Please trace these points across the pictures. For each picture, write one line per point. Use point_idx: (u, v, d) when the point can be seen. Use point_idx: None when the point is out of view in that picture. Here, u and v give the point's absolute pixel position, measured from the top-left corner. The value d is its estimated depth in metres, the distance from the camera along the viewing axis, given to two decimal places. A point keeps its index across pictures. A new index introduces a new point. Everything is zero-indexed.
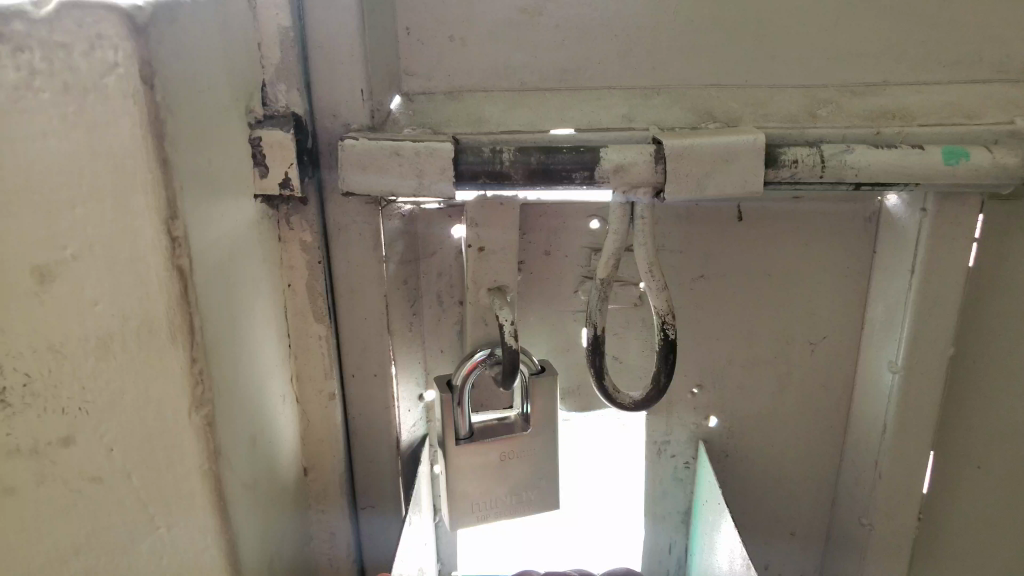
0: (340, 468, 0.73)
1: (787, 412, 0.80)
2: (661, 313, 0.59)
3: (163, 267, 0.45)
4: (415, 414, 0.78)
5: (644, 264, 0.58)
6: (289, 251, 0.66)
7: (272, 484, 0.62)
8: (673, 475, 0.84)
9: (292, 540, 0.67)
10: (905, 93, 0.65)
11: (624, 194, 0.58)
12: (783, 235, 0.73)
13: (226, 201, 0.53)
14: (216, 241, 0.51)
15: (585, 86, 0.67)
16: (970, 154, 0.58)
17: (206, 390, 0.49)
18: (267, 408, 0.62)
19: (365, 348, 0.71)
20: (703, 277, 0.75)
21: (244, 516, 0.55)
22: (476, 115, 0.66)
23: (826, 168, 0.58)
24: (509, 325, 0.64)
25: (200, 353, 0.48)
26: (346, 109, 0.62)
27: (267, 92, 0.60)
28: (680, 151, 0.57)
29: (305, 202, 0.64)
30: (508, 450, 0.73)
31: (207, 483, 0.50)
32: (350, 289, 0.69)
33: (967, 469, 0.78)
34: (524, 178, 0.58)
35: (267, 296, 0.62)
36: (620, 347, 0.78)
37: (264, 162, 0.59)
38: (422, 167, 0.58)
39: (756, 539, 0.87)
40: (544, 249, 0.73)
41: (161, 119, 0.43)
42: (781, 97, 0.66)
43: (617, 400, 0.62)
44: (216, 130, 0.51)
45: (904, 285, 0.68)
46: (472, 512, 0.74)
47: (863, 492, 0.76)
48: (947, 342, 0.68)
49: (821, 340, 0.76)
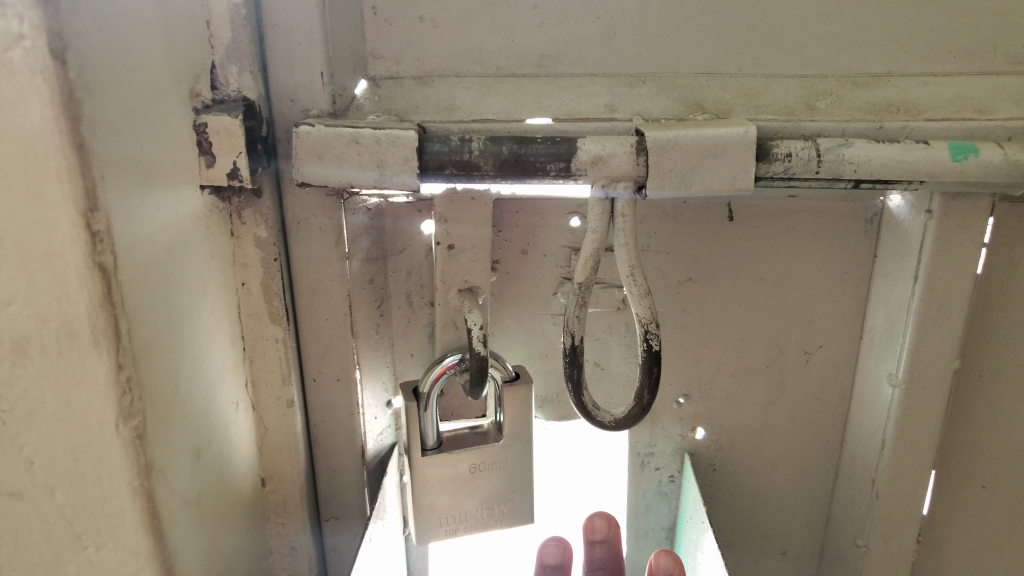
0: (301, 481, 0.69)
1: (779, 424, 0.76)
2: (643, 321, 0.54)
3: (84, 264, 0.40)
4: (383, 421, 0.74)
5: (626, 266, 0.53)
6: (242, 247, 0.61)
7: (221, 496, 0.58)
8: (657, 488, 0.79)
9: (245, 556, 0.62)
10: (910, 84, 0.60)
11: (603, 189, 0.53)
12: (776, 235, 0.68)
13: (163, 191, 0.48)
14: (150, 236, 0.46)
15: (565, 73, 0.62)
16: (980, 151, 0.54)
17: (136, 399, 0.44)
18: (215, 416, 0.57)
19: (327, 351, 0.67)
20: (690, 280, 0.70)
21: (186, 535, 0.51)
22: (446, 102, 0.61)
23: (822, 163, 0.54)
24: (478, 329, 0.60)
25: (128, 360, 0.43)
26: (304, 94, 0.58)
27: (217, 75, 0.55)
28: (664, 143, 0.52)
29: (259, 194, 0.59)
30: (480, 463, 0.69)
31: (139, 501, 0.46)
32: (311, 288, 0.65)
33: (969, 489, 0.73)
34: (495, 170, 0.53)
35: (216, 294, 0.58)
36: (602, 353, 0.74)
37: (211, 150, 0.54)
38: (383, 156, 0.53)
39: (745, 558, 0.82)
40: (521, 248, 0.69)
41: (76, 98, 0.38)
42: (776, 88, 0.61)
43: (597, 419, 0.57)
44: (150, 113, 0.46)
45: (907, 292, 0.63)
46: (440, 525, 0.70)
47: (859, 511, 0.72)
48: (952, 355, 0.64)
49: (816, 349, 0.72)
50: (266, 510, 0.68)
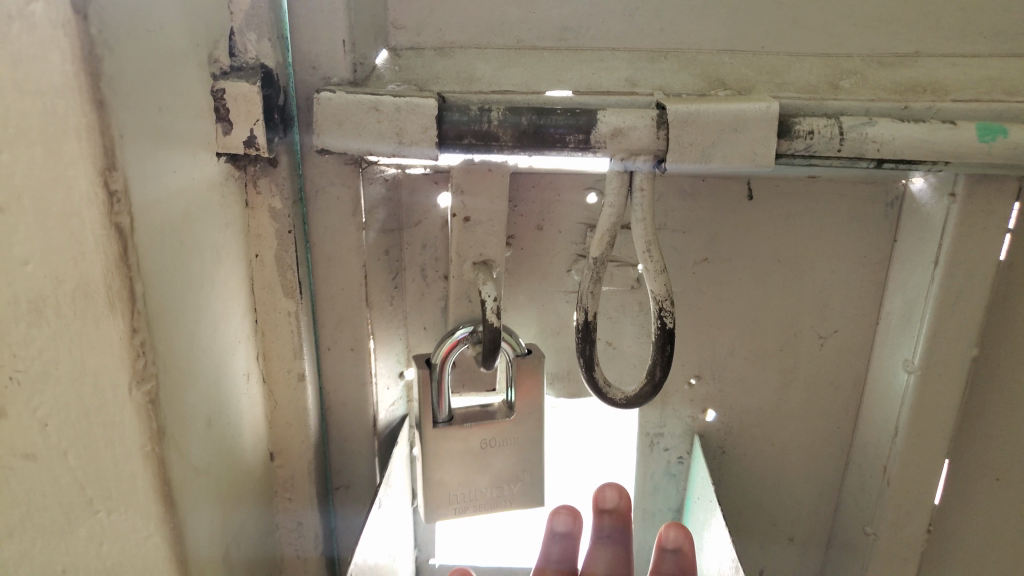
0: (310, 456, 0.68)
1: (791, 408, 0.75)
2: (658, 298, 0.53)
3: (101, 223, 0.40)
4: (396, 393, 0.74)
5: (642, 242, 0.53)
6: (256, 218, 0.61)
7: (231, 466, 0.58)
8: (665, 469, 0.79)
9: (253, 528, 0.62)
10: (936, 64, 0.60)
11: (622, 161, 0.53)
12: (793, 215, 0.68)
13: (179, 155, 0.48)
14: (166, 200, 0.46)
15: (586, 47, 0.62)
16: (1010, 132, 0.53)
17: (149, 363, 0.44)
18: (226, 386, 0.57)
19: (340, 322, 0.67)
20: (706, 260, 0.69)
21: (195, 504, 0.51)
22: (467, 73, 0.61)
23: (844, 142, 0.53)
24: (491, 301, 0.60)
25: (143, 323, 0.43)
26: (326, 63, 0.58)
27: (235, 42, 0.55)
28: (686, 117, 0.52)
29: (275, 163, 0.59)
30: (491, 439, 0.69)
31: (151, 467, 0.45)
32: (326, 258, 0.65)
33: (980, 479, 0.73)
34: (513, 141, 0.53)
35: (228, 265, 0.57)
36: (614, 332, 0.73)
37: (228, 117, 0.54)
38: (402, 124, 0.53)
39: (752, 541, 0.82)
40: (537, 223, 0.69)
41: (97, 55, 0.38)
42: (799, 66, 0.60)
43: (608, 396, 0.57)
44: (167, 78, 0.46)
45: (926, 277, 0.62)
46: (448, 503, 0.70)
47: (871, 498, 0.72)
48: (971, 341, 0.63)
49: (832, 334, 0.71)
50: (274, 485, 0.68)
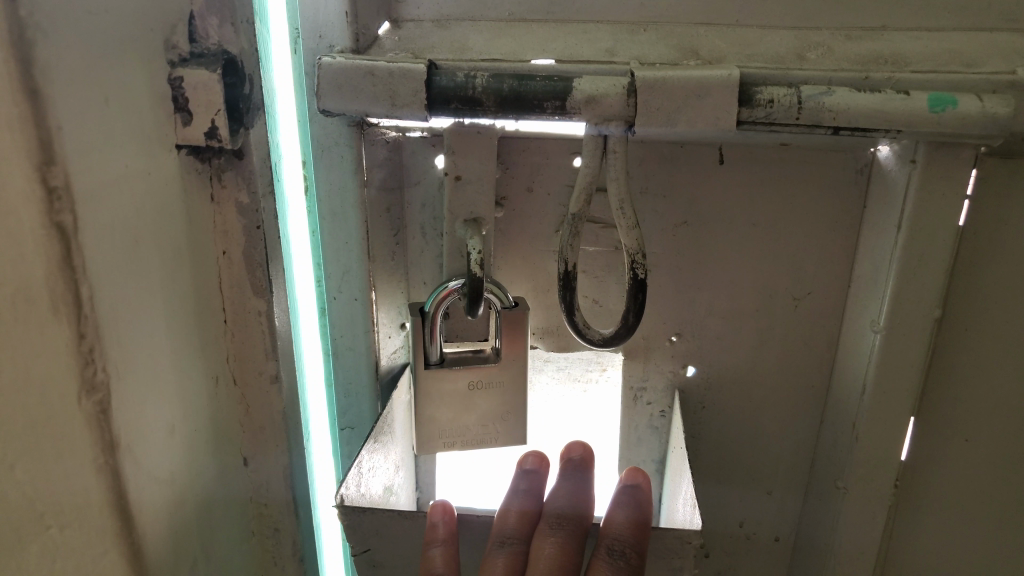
0: (286, 460, 0.65)
1: (767, 367, 0.74)
2: (631, 250, 0.56)
3: (40, 223, 0.37)
4: (398, 341, 0.75)
5: (616, 200, 0.55)
6: (223, 215, 0.58)
7: (195, 475, 0.55)
8: (648, 422, 0.79)
9: (221, 534, 0.60)
10: (902, 39, 0.57)
11: (596, 126, 0.54)
12: (769, 180, 0.67)
13: (123, 150, 0.45)
14: (110, 185, 0.43)
15: (572, 20, 0.60)
16: (959, 102, 0.52)
17: (99, 372, 0.42)
18: (187, 388, 0.54)
19: (345, 272, 0.69)
20: (685, 224, 0.69)
21: (154, 514, 0.48)
22: (460, 42, 0.60)
23: (802, 110, 0.52)
24: (476, 253, 0.61)
25: (91, 329, 0.41)
26: (330, 31, 0.59)
27: (196, 25, 0.52)
28: (652, 82, 0.53)
29: (240, 156, 0.56)
30: (478, 381, 0.70)
31: (103, 480, 0.43)
32: (332, 213, 0.67)
33: (950, 442, 0.70)
34: (496, 107, 0.54)
35: (187, 265, 0.54)
36: (600, 291, 0.73)
37: (187, 107, 0.52)
38: (395, 89, 0.54)
39: (730, 494, 0.80)
40: (526, 185, 0.69)
41: (27, 39, 0.35)
42: (771, 39, 0.58)
43: (586, 337, 0.59)
44: (105, 69, 0.43)
45: (889, 243, 0.61)
46: (438, 437, 0.71)
47: (842, 453, 0.69)
48: (933, 303, 0.61)
49: (805, 295, 0.70)
50: (250, 493, 0.65)
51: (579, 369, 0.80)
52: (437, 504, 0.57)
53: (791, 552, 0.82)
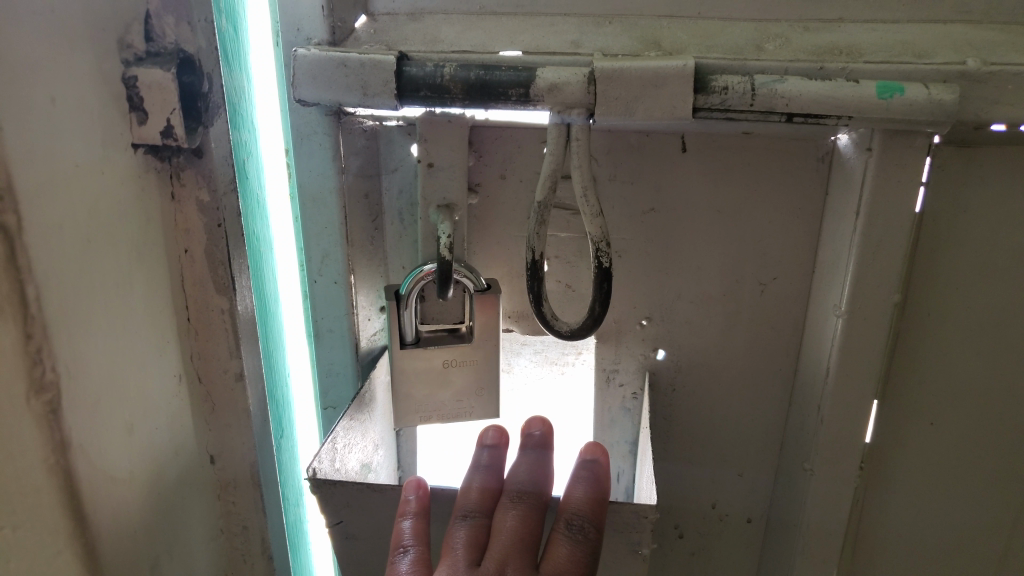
0: (252, 458, 0.64)
1: (736, 353, 0.75)
2: (595, 239, 0.56)
3: None
4: (378, 324, 0.75)
5: (580, 188, 0.55)
6: (185, 213, 0.57)
7: (155, 471, 0.55)
8: (621, 404, 0.80)
9: (184, 529, 0.60)
10: (858, 30, 0.58)
11: (559, 115, 0.54)
12: (733, 168, 0.67)
13: (70, 145, 0.44)
14: (59, 183, 0.43)
15: (539, 13, 0.61)
16: (906, 89, 0.52)
17: (48, 372, 0.42)
18: (146, 384, 0.54)
19: (324, 256, 0.70)
20: (653, 211, 0.70)
21: (109, 510, 0.48)
22: (432, 35, 0.60)
23: (756, 98, 0.53)
24: (444, 238, 0.60)
25: (38, 328, 0.41)
26: (308, 24, 0.59)
27: (152, 25, 0.51)
28: (610, 73, 0.53)
29: (200, 155, 0.55)
30: (453, 359, 0.70)
31: (56, 478, 0.43)
32: (313, 198, 0.67)
33: (915, 424, 0.71)
34: (464, 95, 0.54)
35: (143, 261, 0.54)
36: (573, 275, 0.73)
37: (143, 106, 0.52)
38: (366, 79, 0.54)
39: (702, 474, 0.81)
40: (500, 172, 0.69)
41: None
42: (730, 31, 0.59)
43: (554, 328, 0.59)
44: (48, 64, 0.42)
45: (849, 230, 0.61)
46: (415, 411, 0.71)
47: (808, 436, 0.70)
48: (892, 288, 0.62)
49: (771, 281, 0.71)
50: (217, 489, 0.65)
51: (555, 352, 0.80)
52: (411, 481, 0.58)
53: (763, 532, 0.83)
